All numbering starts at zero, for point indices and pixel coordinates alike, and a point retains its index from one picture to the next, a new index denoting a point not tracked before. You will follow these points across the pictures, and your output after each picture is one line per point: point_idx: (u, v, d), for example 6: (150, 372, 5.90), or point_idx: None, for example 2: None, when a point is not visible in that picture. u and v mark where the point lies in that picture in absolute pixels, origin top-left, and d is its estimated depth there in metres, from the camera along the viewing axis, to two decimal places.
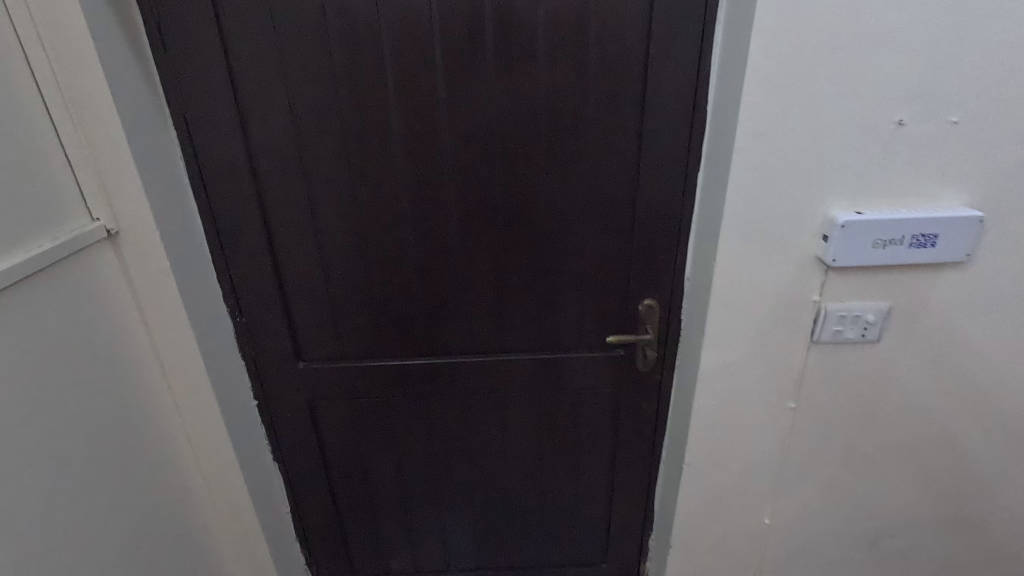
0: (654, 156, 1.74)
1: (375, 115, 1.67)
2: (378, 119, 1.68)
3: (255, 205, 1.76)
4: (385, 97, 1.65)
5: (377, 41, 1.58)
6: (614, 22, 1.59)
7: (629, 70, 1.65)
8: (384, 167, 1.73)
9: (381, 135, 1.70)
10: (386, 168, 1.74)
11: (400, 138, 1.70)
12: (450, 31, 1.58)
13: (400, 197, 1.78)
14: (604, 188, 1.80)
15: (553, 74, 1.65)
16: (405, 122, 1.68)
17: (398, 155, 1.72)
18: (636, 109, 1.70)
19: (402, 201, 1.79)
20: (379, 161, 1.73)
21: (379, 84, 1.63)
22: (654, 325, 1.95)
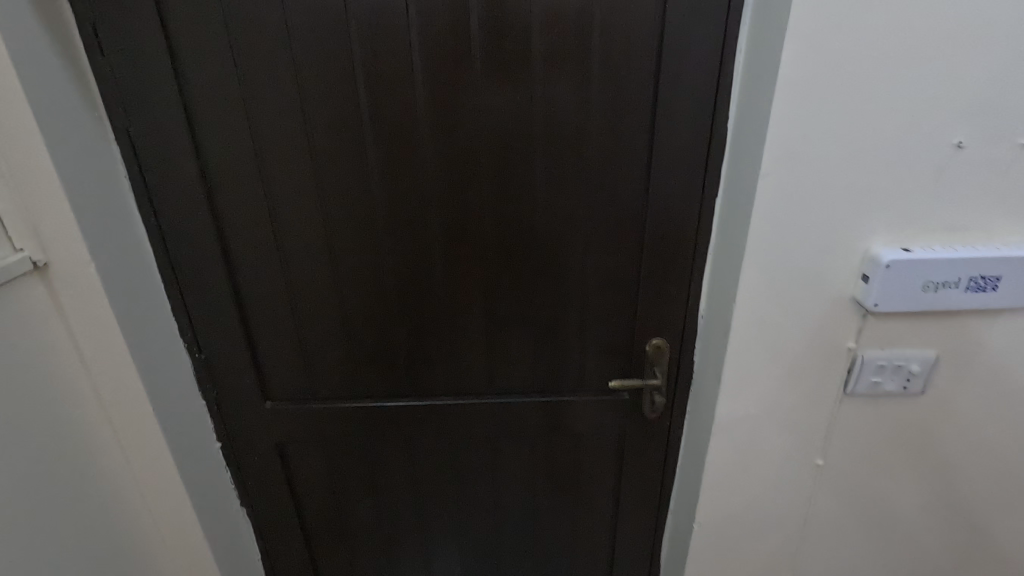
0: (665, 179, 1.52)
1: (346, 131, 1.47)
2: (350, 136, 1.47)
3: (213, 230, 1.56)
4: (357, 111, 1.45)
5: (348, 48, 1.38)
6: (620, 27, 1.37)
7: (637, 81, 1.43)
8: (357, 188, 1.53)
9: (353, 154, 1.50)
10: (360, 190, 1.54)
11: (376, 156, 1.50)
12: (431, 36, 1.37)
13: (376, 222, 1.58)
14: (607, 214, 1.58)
15: (550, 86, 1.43)
16: (380, 138, 1.48)
17: (373, 174, 1.52)
18: (645, 127, 1.48)
19: (378, 226, 1.58)
20: (351, 181, 1.53)
21: (350, 96, 1.43)
22: (663, 366, 1.73)
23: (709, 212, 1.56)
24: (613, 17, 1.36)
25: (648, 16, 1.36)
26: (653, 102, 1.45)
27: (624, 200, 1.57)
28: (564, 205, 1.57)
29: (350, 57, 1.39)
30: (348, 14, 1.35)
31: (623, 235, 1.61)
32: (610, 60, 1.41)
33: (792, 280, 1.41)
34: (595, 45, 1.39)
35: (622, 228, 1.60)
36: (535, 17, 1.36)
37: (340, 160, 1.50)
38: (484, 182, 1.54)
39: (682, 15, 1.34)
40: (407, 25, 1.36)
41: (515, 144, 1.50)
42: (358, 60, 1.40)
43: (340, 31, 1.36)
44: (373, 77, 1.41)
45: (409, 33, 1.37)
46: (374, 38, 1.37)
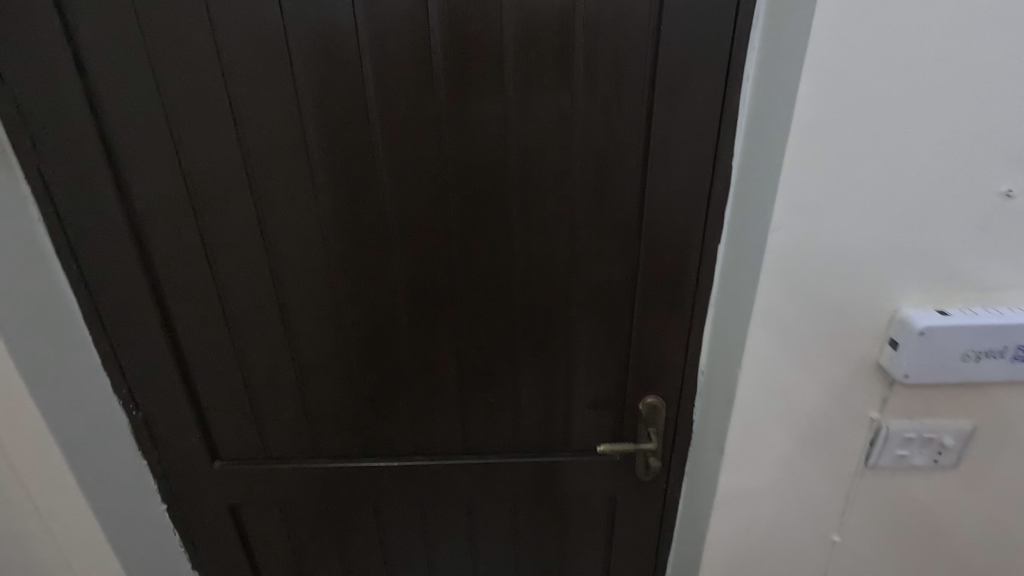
0: (660, 224, 1.33)
1: (293, 170, 1.28)
2: (298, 175, 1.28)
3: (146, 280, 1.38)
4: (305, 147, 1.26)
5: (291, 76, 1.19)
6: (607, 51, 1.18)
7: (628, 113, 1.24)
8: (309, 232, 1.34)
9: (302, 195, 1.30)
10: (312, 235, 1.35)
11: (328, 197, 1.31)
12: (387, 61, 1.19)
13: (331, 270, 1.39)
14: (594, 261, 1.39)
15: (527, 118, 1.24)
16: (333, 177, 1.29)
17: (326, 218, 1.33)
18: (638, 165, 1.29)
19: (334, 274, 1.39)
20: (302, 226, 1.34)
21: (297, 131, 1.24)
22: (659, 425, 1.54)
23: (711, 261, 1.36)
24: (599, 40, 1.17)
25: (639, 39, 1.17)
26: (646, 137, 1.26)
27: (613, 246, 1.37)
28: (544, 250, 1.38)
29: (295, 87, 1.20)
30: (290, 37, 1.16)
31: (613, 284, 1.41)
32: (595, 88, 1.21)
33: (807, 345, 1.21)
34: (578, 72, 1.20)
35: (611, 277, 1.40)
36: (507, 40, 1.17)
37: (288, 203, 1.31)
38: (453, 225, 1.35)
39: (677, 38, 1.16)
40: (359, 49, 1.18)
41: (488, 183, 1.31)
42: (303, 90, 1.21)
43: (281, 57, 1.18)
44: (321, 108, 1.22)
45: (362, 59, 1.19)
46: (321, 65, 1.19)
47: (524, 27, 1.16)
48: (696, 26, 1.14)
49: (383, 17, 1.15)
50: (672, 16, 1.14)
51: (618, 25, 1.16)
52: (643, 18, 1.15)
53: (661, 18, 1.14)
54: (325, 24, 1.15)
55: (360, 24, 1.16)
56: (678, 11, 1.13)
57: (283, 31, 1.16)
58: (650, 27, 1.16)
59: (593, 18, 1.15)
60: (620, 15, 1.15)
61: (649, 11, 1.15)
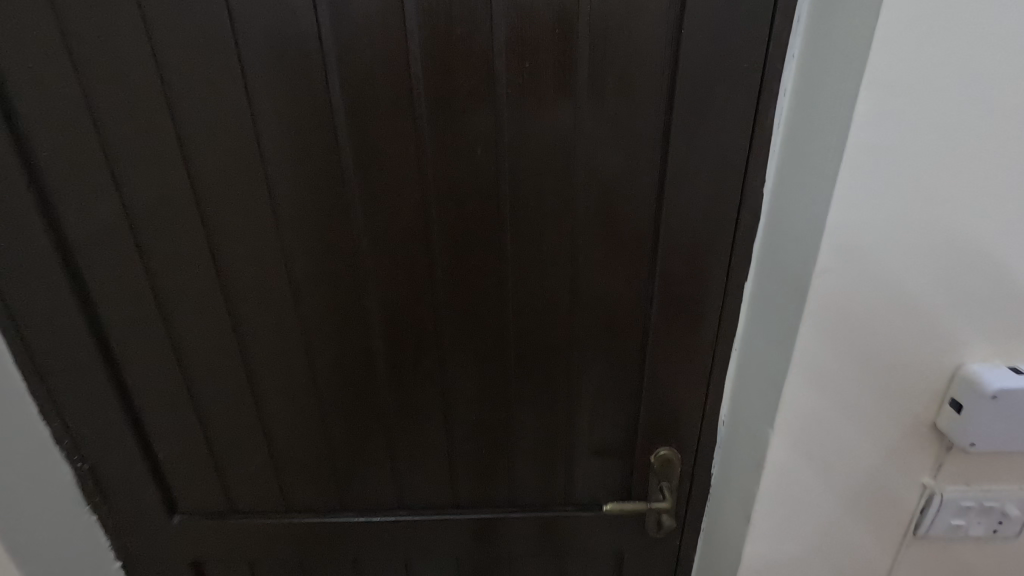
0: (677, 259, 1.15)
1: (250, 197, 1.10)
2: (256, 203, 1.11)
3: (86, 321, 1.20)
4: (264, 172, 1.08)
5: (244, 89, 1.02)
6: (617, 60, 1.00)
7: (641, 133, 1.05)
8: (272, 267, 1.17)
9: (262, 226, 1.13)
10: (275, 270, 1.17)
11: (293, 228, 1.14)
12: (357, 72, 1.01)
13: (298, 309, 1.21)
14: (600, 299, 1.21)
15: (522, 137, 1.06)
16: (297, 205, 1.11)
17: (291, 251, 1.16)
18: (652, 192, 1.10)
19: (302, 313, 1.22)
20: (263, 260, 1.16)
21: (253, 153, 1.07)
22: (672, 479, 1.36)
23: (736, 301, 1.18)
24: (607, 47, 0.99)
25: (655, 46, 0.99)
26: (663, 160, 1.07)
27: (622, 283, 1.19)
28: (542, 286, 1.20)
29: (249, 103, 1.03)
30: (241, 45, 0.99)
31: (621, 325, 1.23)
32: (603, 104, 1.03)
33: (851, 406, 1.03)
34: (583, 84, 1.02)
35: (619, 317, 1.23)
36: (498, 46, 0.99)
37: (246, 235, 1.14)
38: (437, 258, 1.17)
39: (701, 46, 0.97)
40: (323, 58, 1.00)
41: (477, 211, 1.13)
42: (260, 106, 1.03)
43: (231, 68, 1.00)
44: (282, 126, 1.05)
45: (327, 69, 1.01)
46: (280, 77, 1.01)
47: (518, 31, 0.98)
48: (724, 31, 0.96)
49: (351, 20, 0.97)
50: (695, 20, 0.95)
51: (630, 30, 0.98)
52: (660, 22, 0.97)
53: (682, 21, 0.96)
54: (282, 29, 0.97)
55: (325, 29, 0.98)
56: (703, 14, 0.95)
57: (232, 37, 0.98)
58: (669, 32, 0.98)
59: (600, 21, 0.97)
60: (632, 18, 0.97)
61: (668, 13, 0.96)
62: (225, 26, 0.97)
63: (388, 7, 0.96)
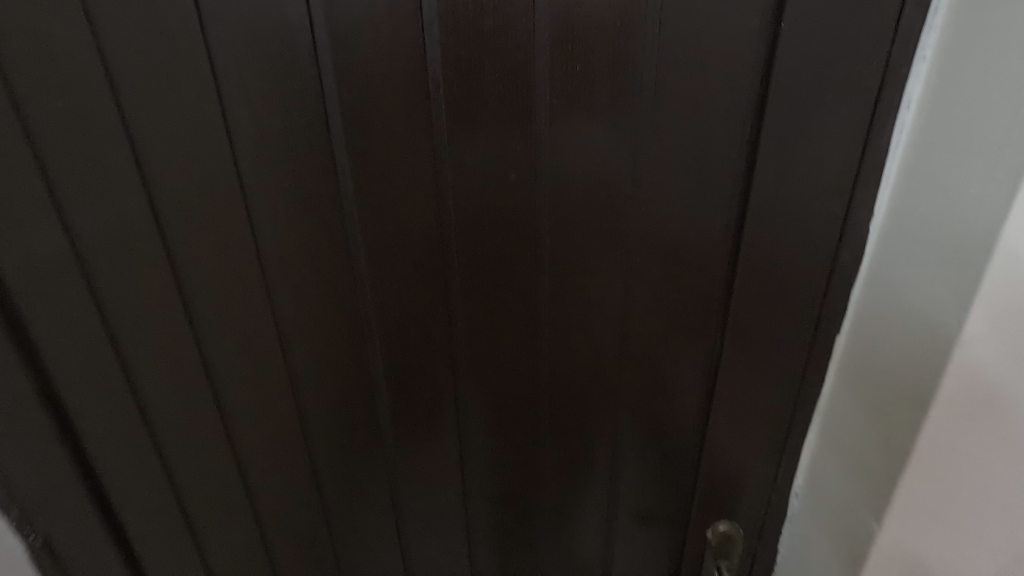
0: (755, 307, 0.95)
1: (200, 238, 0.77)
2: (219, 249, 0.80)
3: (52, 441, 0.72)
4: (247, 215, 0.81)
5: (219, 105, 0.74)
6: (693, 66, 0.79)
7: (719, 156, 0.85)
8: (248, 334, 0.87)
9: (238, 284, 0.83)
10: (267, 341, 0.89)
11: (286, 283, 0.88)
12: (362, 81, 0.79)
13: (295, 382, 0.96)
14: (654, 356, 1.01)
15: (568, 162, 0.85)
16: (292, 254, 0.87)
17: (284, 313, 0.90)
18: (728, 230, 0.90)
19: (299, 386, 0.97)
20: (222, 322, 0.83)
21: (234, 192, 0.79)
22: (731, 555, 1.15)
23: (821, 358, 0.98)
24: (680, 50, 0.78)
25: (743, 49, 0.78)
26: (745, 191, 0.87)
27: (683, 337, 0.99)
28: (585, 339, 1.00)
29: (226, 123, 0.75)
30: (212, 43, 0.71)
31: (679, 385, 1.03)
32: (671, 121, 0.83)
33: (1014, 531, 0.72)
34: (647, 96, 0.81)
35: (677, 377, 1.02)
36: (540, 49, 0.78)
37: (179, 285, 0.77)
38: (458, 305, 0.97)
39: (804, 49, 0.77)
40: (319, 64, 0.78)
41: (508, 251, 0.92)
42: (240, 125, 0.76)
43: (190, 68, 0.70)
44: (268, 156, 0.80)
45: (323, 78, 0.79)
46: (266, 88, 0.76)
47: (566, 29, 0.77)
48: (834, 25, 0.75)
49: (352, 15, 0.75)
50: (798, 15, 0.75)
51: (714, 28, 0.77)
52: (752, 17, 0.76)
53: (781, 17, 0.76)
54: (269, 25, 0.74)
55: (320, 26, 0.76)
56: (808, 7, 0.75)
57: (201, 33, 0.70)
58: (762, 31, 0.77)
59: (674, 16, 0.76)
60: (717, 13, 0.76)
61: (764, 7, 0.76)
62: (184, 12, 0.68)
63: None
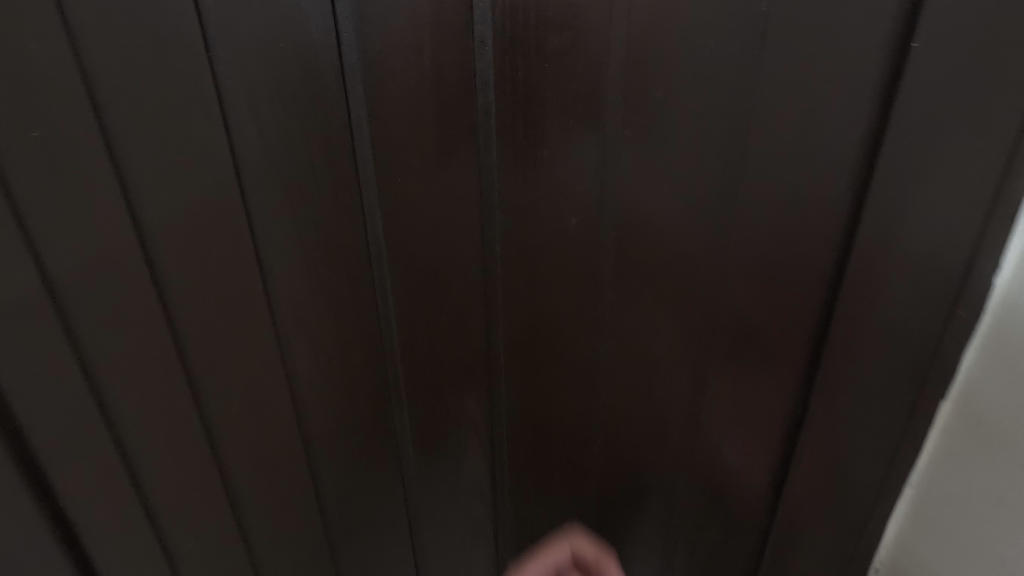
0: (848, 389, 0.80)
1: (205, 297, 0.64)
2: (229, 310, 0.66)
3: (43, 543, 0.60)
4: (260, 268, 0.67)
5: (227, 140, 0.60)
6: (792, 98, 0.65)
7: (813, 213, 0.71)
8: (263, 407, 0.73)
9: (249, 350, 0.69)
10: (282, 416, 0.75)
11: (305, 346, 0.74)
12: (399, 108, 0.68)
13: (313, 462, 0.81)
14: (721, 430, 0.87)
15: (637, 203, 0.73)
16: (310, 313, 0.73)
17: (303, 381, 0.76)
18: (817, 299, 0.76)
19: (319, 466, 0.82)
20: (232, 396, 0.70)
21: (245, 243, 0.65)
22: None
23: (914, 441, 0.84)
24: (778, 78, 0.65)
25: (859, 76, 0.64)
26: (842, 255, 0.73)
27: (759, 412, 0.85)
28: (642, 401, 0.88)
29: (235, 162, 0.61)
30: (219, 66, 0.57)
31: (748, 465, 0.89)
32: (761, 164, 0.69)
33: None
34: (733, 131, 0.68)
35: (746, 455, 0.89)
36: (611, 73, 0.67)
37: (182, 353, 0.64)
38: (500, 355, 0.87)
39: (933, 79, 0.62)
40: (346, 90, 0.65)
41: (560, 298, 0.82)
42: (250, 164, 0.62)
43: (192, 96, 0.56)
44: (287, 200, 0.66)
45: (352, 106, 0.66)
46: (282, 120, 0.62)
47: (642, 50, 0.65)
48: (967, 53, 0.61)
49: (392, 32, 0.64)
50: (935, 37, 0.60)
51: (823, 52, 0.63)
52: (876, 37, 0.62)
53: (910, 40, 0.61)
54: (283, 44, 0.59)
55: (347, 45, 0.63)
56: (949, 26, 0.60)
57: (206, 53, 0.56)
58: (885, 56, 0.63)
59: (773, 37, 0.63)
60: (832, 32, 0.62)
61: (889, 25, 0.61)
62: (185, 29, 0.54)
63: (448, 10, 0.65)
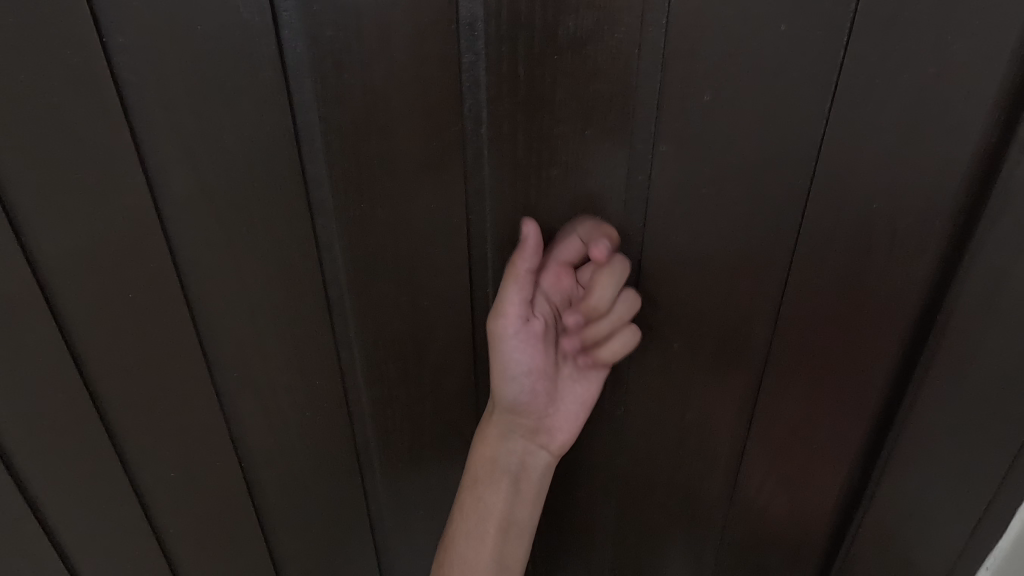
0: (923, 478, 0.62)
1: (130, 354, 0.49)
2: (160, 369, 0.51)
3: None
4: (192, 314, 0.52)
5: (135, 151, 0.44)
6: (898, 122, 0.47)
7: (901, 273, 0.53)
8: (207, 484, 0.58)
9: (186, 415, 0.54)
10: (229, 488, 0.60)
11: (255, 409, 0.59)
12: (354, 112, 0.50)
13: (272, 540, 0.66)
14: (758, 509, 0.71)
15: (675, 241, 0.56)
16: (261, 369, 0.57)
17: (254, 451, 0.60)
18: (890, 360, 0.58)
19: (282, 545, 0.67)
20: (172, 472, 0.55)
21: (170, 285, 0.49)
22: None
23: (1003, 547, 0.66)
24: (879, 94, 0.47)
25: (973, 114, 0.46)
26: (925, 312, 0.55)
27: (808, 481, 0.68)
28: (671, 475, 0.71)
29: (148, 179, 0.46)
30: (117, 51, 0.42)
31: (787, 545, 0.73)
32: (857, 204, 0.51)
33: None
34: (813, 157, 0.50)
35: (787, 536, 0.72)
36: (645, 68, 0.50)
37: (108, 424, 0.50)
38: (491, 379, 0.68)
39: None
40: (288, 85, 0.48)
41: None
42: (167, 175, 0.46)
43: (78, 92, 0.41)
44: (220, 225, 0.50)
45: (296, 109, 0.49)
46: (209, 123, 0.47)
47: (694, 39, 0.47)
48: None
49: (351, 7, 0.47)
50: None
51: (935, 63, 0.45)
52: (1002, 60, 0.44)
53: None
54: (202, 26, 0.44)
55: (288, 26, 0.46)
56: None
57: (98, 36, 0.41)
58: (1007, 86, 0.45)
59: (877, 31, 0.45)
60: (949, 38, 0.44)
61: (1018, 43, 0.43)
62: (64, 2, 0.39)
63: None
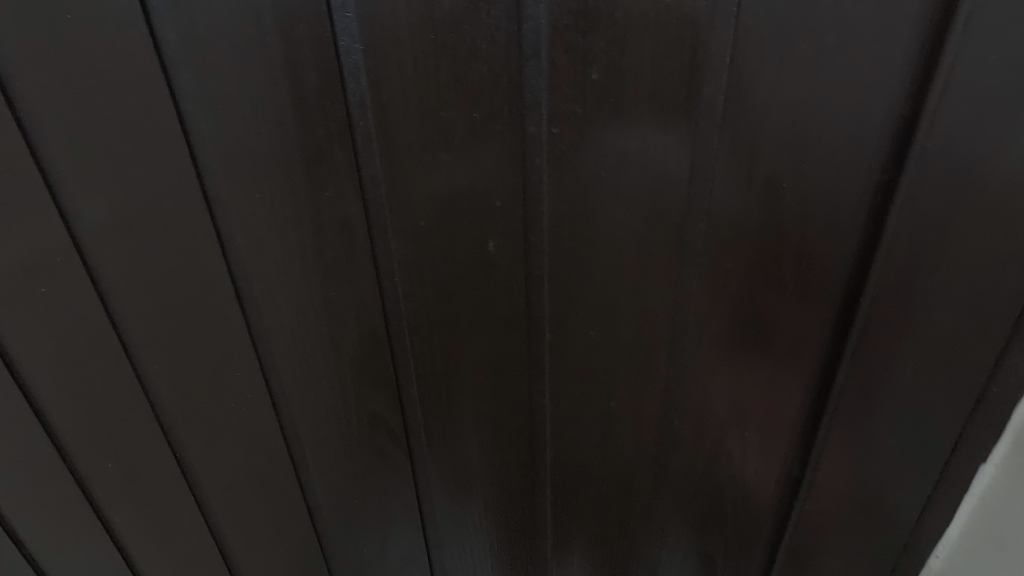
0: (870, 447, 0.61)
1: (66, 378, 0.44)
2: (92, 392, 0.46)
3: None
4: (115, 331, 0.47)
5: (32, 158, 0.39)
6: (803, 93, 0.47)
7: (824, 248, 0.53)
8: (161, 505, 0.53)
9: (126, 441, 0.49)
10: (181, 507, 0.55)
11: (197, 429, 0.54)
12: (241, 101, 0.48)
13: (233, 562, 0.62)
14: (705, 475, 0.70)
15: (577, 215, 0.57)
16: (189, 385, 0.53)
17: (201, 471, 0.56)
18: (821, 335, 0.57)
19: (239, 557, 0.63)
20: (123, 499, 0.50)
21: (86, 298, 0.44)
22: None
23: (945, 521, 0.65)
24: (774, 64, 0.46)
25: (872, 86, 0.46)
26: (853, 287, 0.54)
27: (755, 452, 0.66)
28: (606, 457, 0.72)
29: (48, 183, 0.40)
30: None
31: (733, 526, 0.72)
32: (767, 177, 0.51)
33: None
34: (714, 129, 0.50)
35: (735, 508, 0.71)
36: (527, 48, 0.50)
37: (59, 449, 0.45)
38: (422, 356, 0.67)
39: (983, 105, 0.45)
40: (166, 75, 0.44)
41: (504, 306, 0.63)
42: (67, 180, 0.41)
43: None
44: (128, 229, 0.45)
45: (181, 99, 0.45)
46: (101, 120, 0.42)
47: (574, 15, 0.48)
48: None
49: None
50: (979, 40, 0.43)
51: (833, 31, 0.44)
52: (904, 27, 0.43)
53: (945, 43, 0.43)
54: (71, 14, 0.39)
55: (159, 13, 0.42)
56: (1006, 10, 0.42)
57: None
58: (910, 55, 0.44)
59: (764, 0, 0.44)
60: (847, 6, 0.43)
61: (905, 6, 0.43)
62: None
63: None
